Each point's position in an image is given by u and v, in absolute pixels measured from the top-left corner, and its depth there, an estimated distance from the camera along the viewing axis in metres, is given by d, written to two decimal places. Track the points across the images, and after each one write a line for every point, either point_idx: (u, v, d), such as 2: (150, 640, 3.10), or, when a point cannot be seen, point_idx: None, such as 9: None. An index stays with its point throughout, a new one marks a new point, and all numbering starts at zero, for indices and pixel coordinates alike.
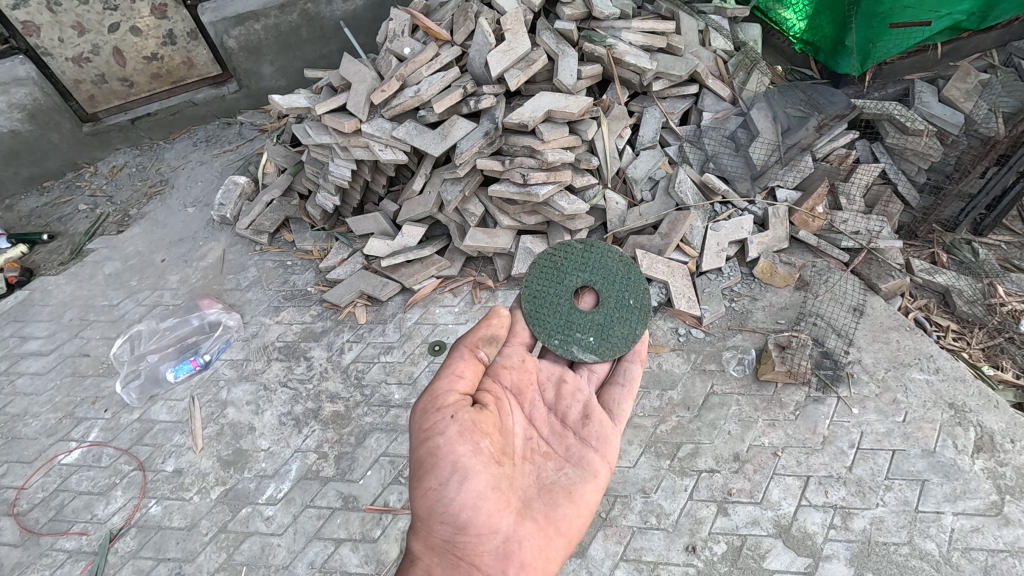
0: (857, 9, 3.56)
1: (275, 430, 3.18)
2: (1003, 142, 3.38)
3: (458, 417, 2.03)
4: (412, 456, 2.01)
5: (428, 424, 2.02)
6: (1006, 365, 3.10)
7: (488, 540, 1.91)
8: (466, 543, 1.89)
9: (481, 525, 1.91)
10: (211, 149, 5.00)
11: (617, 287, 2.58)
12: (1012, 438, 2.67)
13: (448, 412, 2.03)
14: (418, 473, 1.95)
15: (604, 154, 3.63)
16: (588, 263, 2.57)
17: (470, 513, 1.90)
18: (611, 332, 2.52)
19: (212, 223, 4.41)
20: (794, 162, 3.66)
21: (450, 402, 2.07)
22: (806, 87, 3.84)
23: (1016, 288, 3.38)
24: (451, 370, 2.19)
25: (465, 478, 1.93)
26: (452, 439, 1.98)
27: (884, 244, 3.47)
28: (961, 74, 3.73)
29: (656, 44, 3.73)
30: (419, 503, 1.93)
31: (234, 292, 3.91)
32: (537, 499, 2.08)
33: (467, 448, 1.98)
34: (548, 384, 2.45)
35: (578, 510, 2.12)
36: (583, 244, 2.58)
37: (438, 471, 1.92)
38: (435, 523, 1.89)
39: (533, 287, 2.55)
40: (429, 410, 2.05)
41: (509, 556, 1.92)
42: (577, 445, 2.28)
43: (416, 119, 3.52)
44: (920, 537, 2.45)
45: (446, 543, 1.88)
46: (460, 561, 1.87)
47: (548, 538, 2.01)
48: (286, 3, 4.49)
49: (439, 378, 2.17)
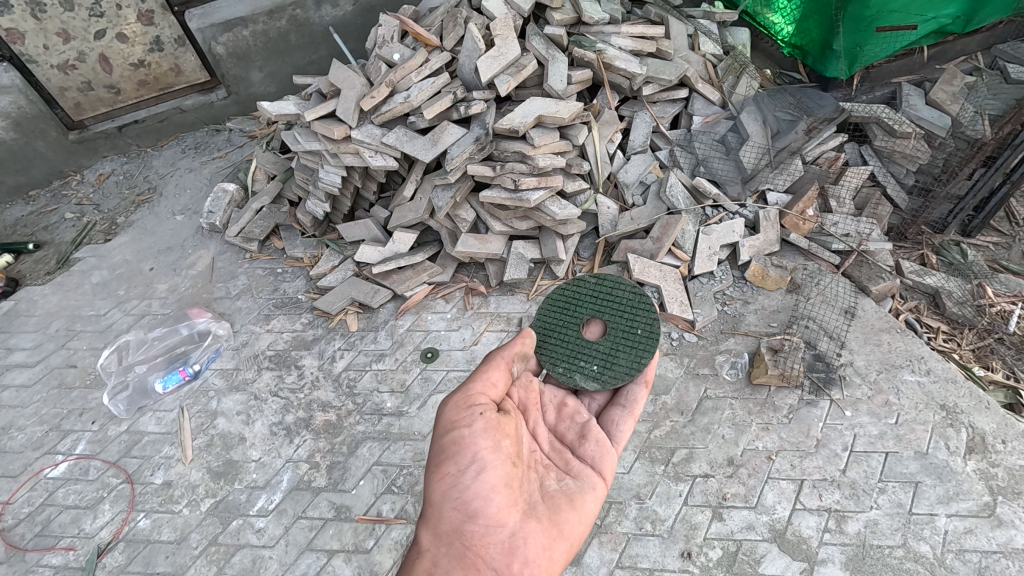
0: (843, 13, 3.59)
1: (266, 440, 3.15)
2: (989, 145, 3.35)
3: (485, 415, 2.08)
4: (433, 447, 2.06)
5: (456, 416, 2.07)
6: (996, 365, 3.10)
7: (495, 534, 1.91)
8: (475, 533, 1.90)
9: (490, 516, 1.93)
10: (200, 156, 4.95)
11: (627, 318, 2.58)
12: (1003, 438, 2.68)
13: (476, 408, 2.09)
14: (437, 460, 2.01)
15: (595, 159, 3.62)
16: (603, 296, 2.63)
17: (482, 503, 1.94)
18: (617, 360, 2.47)
19: (200, 231, 4.37)
20: (785, 165, 3.67)
21: (481, 400, 2.12)
22: (795, 90, 3.91)
23: (1005, 288, 3.40)
24: (486, 375, 2.20)
25: (482, 471, 1.97)
26: (477, 432, 2.03)
27: (874, 246, 3.49)
28: (948, 77, 3.80)
29: (646, 48, 3.74)
30: (434, 489, 1.97)
31: (224, 300, 3.87)
32: (543, 503, 2.07)
33: (488, 443, 2.02)
34: (550, 407, 2.47)
35: (580, 518, 2.10)
36: (595, 278, 2.67)
37: (457, 459, 1.98)
38: (447, 510, 1.93)
39: (544, 320, 2.60)
40: (458, 404, 2.11)
41: (513, 552, 1.90)
42: (576, 460, 2.30)
43: (406, 125, 3.50)
44: (914, 539, 2.45)
45: (454, 531, 1.90)
46: (467, 552, 1.87)
47: (552, 540, 1.98)
48: (274, 9, 4.46)
49: (474, 379, 2.19)
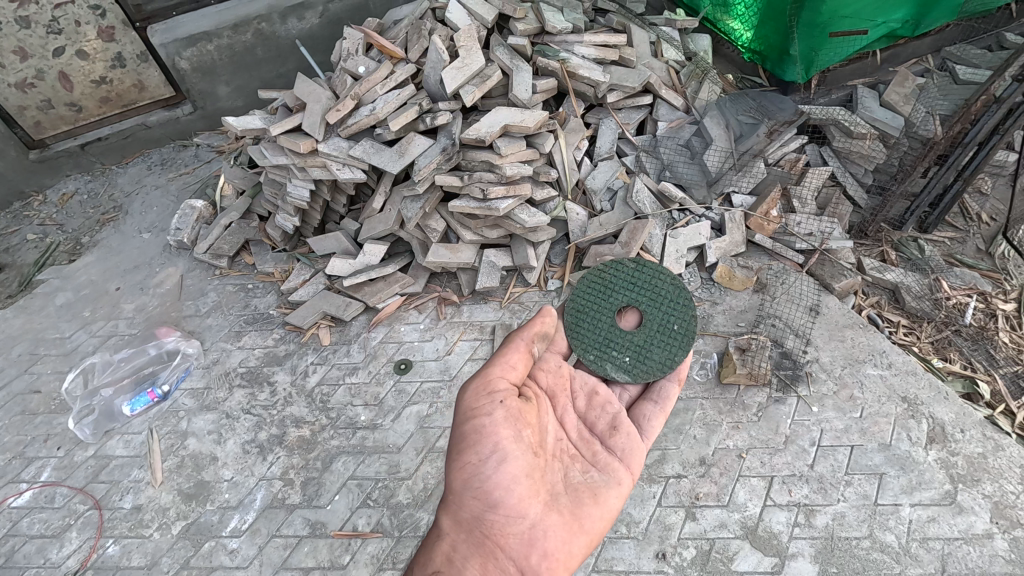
0: (797, 20, 3.69)
1: (238, 459, 3.10)
2: (941, 142, 3.40)
3: (505, 404, 2.10)
4: (455, 433, 2.10)
5: (476, 404, 2.09)
6: (954, 357, 3.19)
7: (515, 524, 1.99)
8: (494, 522, 1.97)
9: (511, 506, 1.99)
10: (167, 173, 4.88)
11: (664, 310, 2.50)
12: (961, 428, 2.77)
13: (497, 397, 2.11)
14: (459, 448, 2.04)
15: (563, 166, 3.67)
16: (639, 286, 2.54)
17: (502, 493, 1.99)
18: (651, 355, 2.44)
19: (168, 249, 4.30)
20: (748, 168, 3.75)
21: (501, 388, 2.14)
22: (757, 95, 3.96)
23: (960, 282, 3.52)
24: (505, 360, 2.22)
25: (504, 461, 2.01)
26: (497, 423, 2.06)
27: (836, 245, 3.57)
28: (900, 80, 3.96)
29: (609, 56, 3.81)
30: (455, 477, 2.02)
31: (193, 318, 3.82)
32: (564, 495, 2.12)
33: (509, 434, 2.06)
34: (581, 394, 2.46)
35: (603, 513, 2.15)
36: (634, 264, 2.57)
37: (479, 448, 2.01)
38: (467, 498, 1.99)
39: (578, 301, 2.54)
40: (478, 391, 2.12)
41: (532, 543, 1.98)
42: (603, 452, 2.31)
43: (372, 137, 3.51)
44: (880, 530, 2.51)
45: (474, 519, 1.97)
46: (486, 540, 1.95)
47: (570, 534, 2.05)
48: (239, 23, 4.43)
49: (493, 363, 2.20)
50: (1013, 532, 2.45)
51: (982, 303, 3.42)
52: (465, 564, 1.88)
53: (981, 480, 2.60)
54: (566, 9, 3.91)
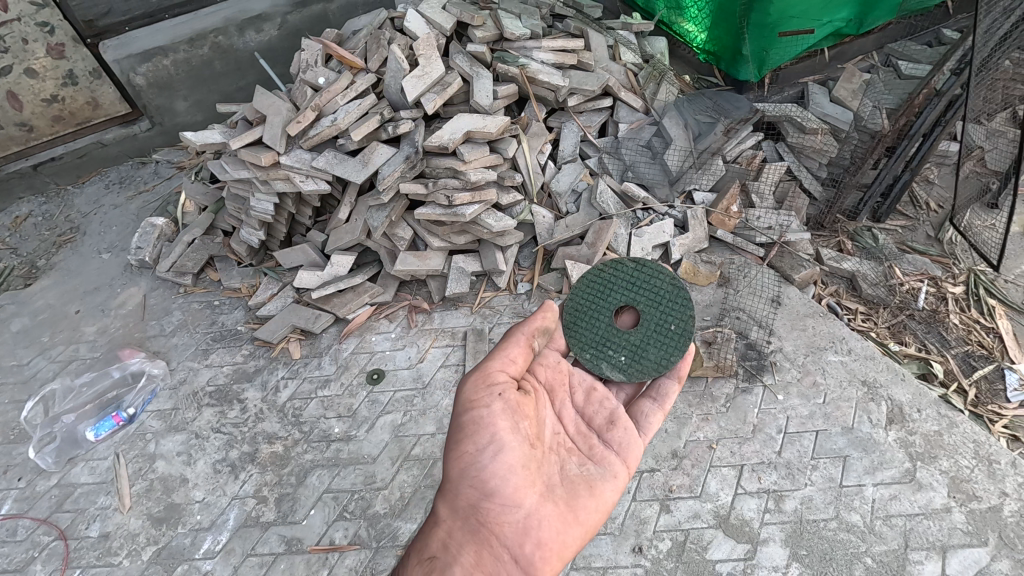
0: (747, 21, 3.82)
1: (210, 479, 3.05)
2: (888, 136, 3.52)
3: (504, 396, 2.13)
4: (453, 423, 2.12)
5: (475, 395, 2.11)
6: (909, 340, 3.31)
7: (511, 513, 2.00)
8: (491, 511, 1.99)
9: (507, 496, 2.01)
10: (126, 191, 4.77)
11: (662, 310, 2.46)
12: (919, 408, 2.88)
13: (496, 389, 2.13)
14: (457, 437, 2.07)
15: (527, 170, 3.69)
16: (639, 286, 2.49)
17: (499, 483, 2.01)
18: (648, 355, 2.42)
19: (129, 269, 4.20)
20: (707, 165, 3.85)
21: (499, 380, 2.17)
22: (714, 95, 4.11)
23: (912, 268, 3.67)
24: (504, 352, 2.24)
25: (502, 452, 2.04)
26: (495, 414, 2.08)
27: (794, 237, 3.69)
28: (848, 76, 4.18)
29: (568, 61, 3.86)
30: (453, 466, 2.04)
31: (157, 338, 3.73)
32: (560, 486, 2.14)
33: (507, 425, 2.08)
34: (579, 389, 2.48)
35: (598, 506, 2.16)
36: (633, 263, 2.52)
37: (476, 438, 2.04)
38: (463, 487, 2.01)
39: (577, 300, 2.51)
40: (477, 383, 2.14)
41: (527, 533, 2.00)
42: (600, 446, 2.33)
43: (335, 147, 3.51)
44: (845, 511, 2.59)
45: (470, 507, 1.99)
46: (482, 528, 1.97)
47: (565, 524, 2.06)
48: (195, 37, 4.37)
49: (492, 357, 2.22)
50: (970, 505, 2.56)
51: (933, 287, 3.57)
52: (460, 552, 1.90)
53: (938, 456, 2.71)
54: (524, 15, 3.96)
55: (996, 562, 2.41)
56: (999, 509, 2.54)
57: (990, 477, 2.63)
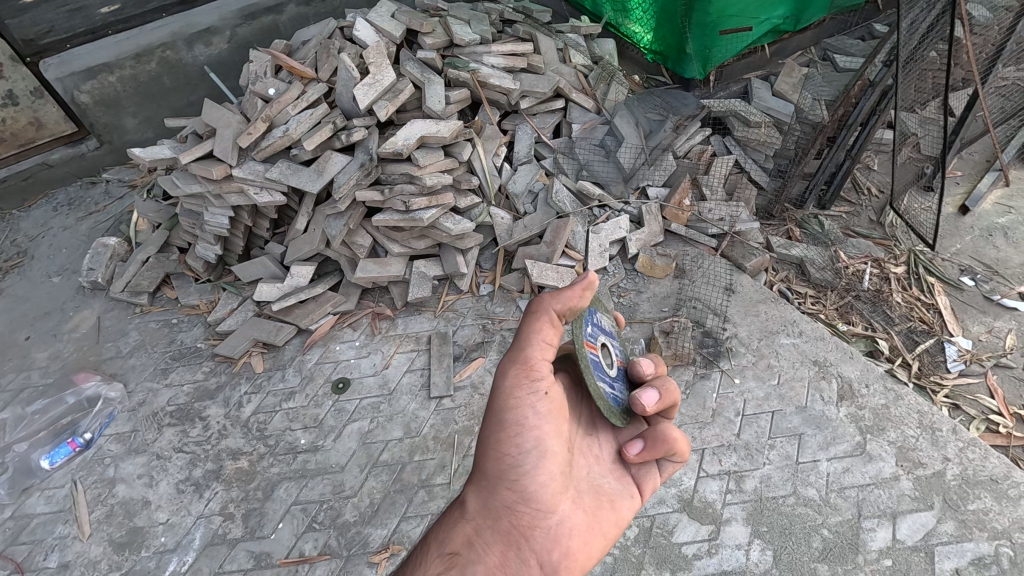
0: (689, 20, 3.96)
1: (173, 500, 2.98)
2: (828, 126, 3.64)
3: (549, 395, 1.84)
4: (493, 414, 1.84)
5: (518, 391, 1.79)
6: (856, 319, 3.46)
7: (543, 519, 1.81)
8: (523, 513, 1.80)
9: (541, 501, 1.82)
10: (75, 213, 4.64)
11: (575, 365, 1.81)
12: (867, 383, 3.01)
13: (540, 386, 1.82)
14: (496, 435, 1.81)
15: (483, 172, 3.76)
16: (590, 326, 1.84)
17: (536, 487, 1.82)
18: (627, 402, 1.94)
19: (82, 290, 4.09)
20: (659, 162, 3.94)
21: (544, 373, 1.83)
22: (661, 93, 4.32)
23: (855, 251, 3.85)
24: (541, 336, 1.82)
25: (544, 458, 1.82)
26: (538, 415, 1.82)
27: (744, 227, 3.80)
28: (787, 71, 4.40)
29: (517, 64, 3.96)
30: (490, 463, 1.81)
31: (114, 360, 3.64)
32: (589, 494, 1.94)
33: (550, 426, 1.83)
34: None
35: (619, 522, 1.96)
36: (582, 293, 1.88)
37: (520, 440, 1.80)
38: (500, 486, 1.81)
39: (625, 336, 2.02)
40: (518, 378, 1.80)
41: (557, 541, 1.81)
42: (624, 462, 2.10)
43: (289, 158, 3.50)
44: (802, 486, 2.70)
45: (504, 508, 1.80)
46: (511, 529, 1.78)
47: (591, 535, 1.86)
48: (141, 53, 4.30)
49: (528, 344, 1.82)
50: (916, 472, 2.69)
51: (876, 269, 3.75)
52: (485, 551, 1.75)
53: (886, 428, 2.84)
54: (473, 21, 4.08)
55: (942, 524, 2.53)
56: (943, 473, 2.67)
57: (933, 444, 2.77)
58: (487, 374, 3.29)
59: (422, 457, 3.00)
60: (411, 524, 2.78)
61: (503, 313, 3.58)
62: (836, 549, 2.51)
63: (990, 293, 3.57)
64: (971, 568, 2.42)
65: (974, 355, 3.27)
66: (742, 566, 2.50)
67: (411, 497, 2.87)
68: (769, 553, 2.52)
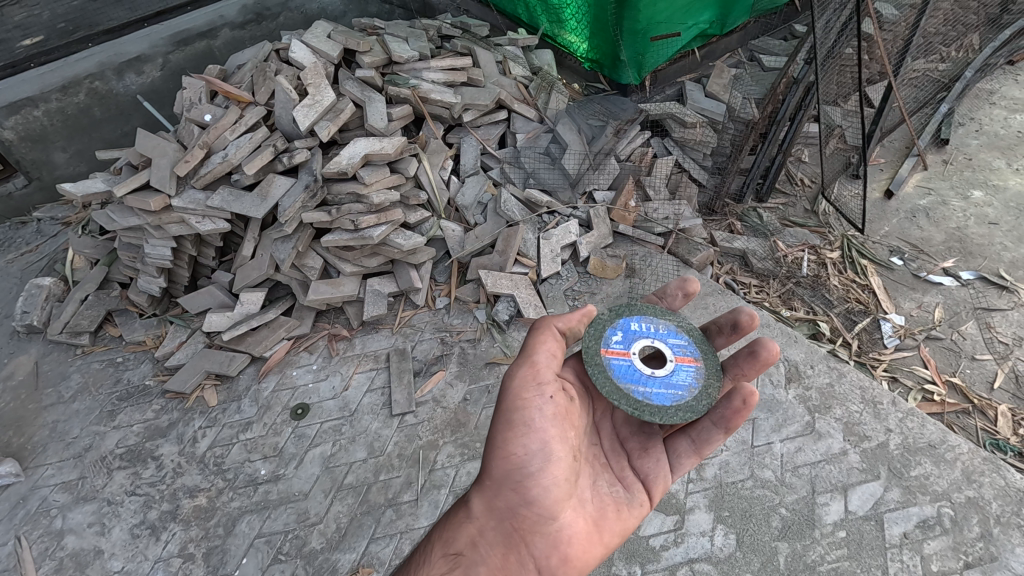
0: (621, 29, 4.08)
1: (128, 546, 2.85)
2: (759, 123, 3.80)
3: (553, 400, 1.95)
4: (501, 415, 1.92)
5: (525, 394, 1.90)
6: (798, 305, 3.64)
7: (546, 524, 1.89)
8: (524, 517, 1.88)
9: (545, 507, 1.88)
10: (4, 255, 4.38)
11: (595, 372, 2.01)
12: (811, 364, 3.16)
13: (546, 390, 1.93)
14: (504, 435, 1.88)
15: (431, 187, 3.81)
16: (618, 337, 2.12)
17: (539, 492, 1.87)
18: (678, 396, 2.02)
19: (16, 335, 3.87)
20: (603, 166, 4.05)
21: (550, 380, 1.96)
22: (601, 100, 4.40)
23: (793, 240, 4.07)
24: (545, 346, 1.99)
25: (550, 464, 1.88)
26: (545, 417, 1.90)
27: (687, 224, 3.93)
28: (719, 72, 4.63)
29: (457, 79, 4.06)
30: (497, 464, 1.88)
31: (56, 407, 3.46)
32: (592, 504, 2.00)
33: (555, 431, 1.91)
34: None
35: (621, 531, 2.04)
36: (613, 312, 2.19)
37: (526, 441, 1.86)
38: (504, 487, 1.88)
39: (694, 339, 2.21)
40: (528, 380, 1.93)
41: (556, 546, 1.90)
42: (630, 470, 2.16)
43: (230, 184, 3.45)
44: (758, 469, 2.79)
45: (506, 509, 1.88)
46: (513, 532, 1.88)
47: (589, 544, 1.95)
48: (68, 84, 4.16)
49: (535, 350, 1.98)
50: (863, 445, 2.83)
51: (814, 255, 3.97)
52: (487, 553, 1.85)
53: (832, 406, 2.98)
54: (411, 38, 4.14)
55: (889, 492, 2.67)
56: (886, 444, 2.82)
57: (876, 417, 2.92)
58: (449, 387, 3.28)
59: (388, 475, 2.97)
60: (381, 545, 2.74)
61: (460, 325, 3.59)
62: (795, 526, 2.61)
63: (918, 270, 3.81)
64: (918, 530, 2.55)
65: (907, 330, 3.48)
66: (707, 552, 2.57)
67: (378, 517, 2.83)
68: (732, 536, 2.60)
